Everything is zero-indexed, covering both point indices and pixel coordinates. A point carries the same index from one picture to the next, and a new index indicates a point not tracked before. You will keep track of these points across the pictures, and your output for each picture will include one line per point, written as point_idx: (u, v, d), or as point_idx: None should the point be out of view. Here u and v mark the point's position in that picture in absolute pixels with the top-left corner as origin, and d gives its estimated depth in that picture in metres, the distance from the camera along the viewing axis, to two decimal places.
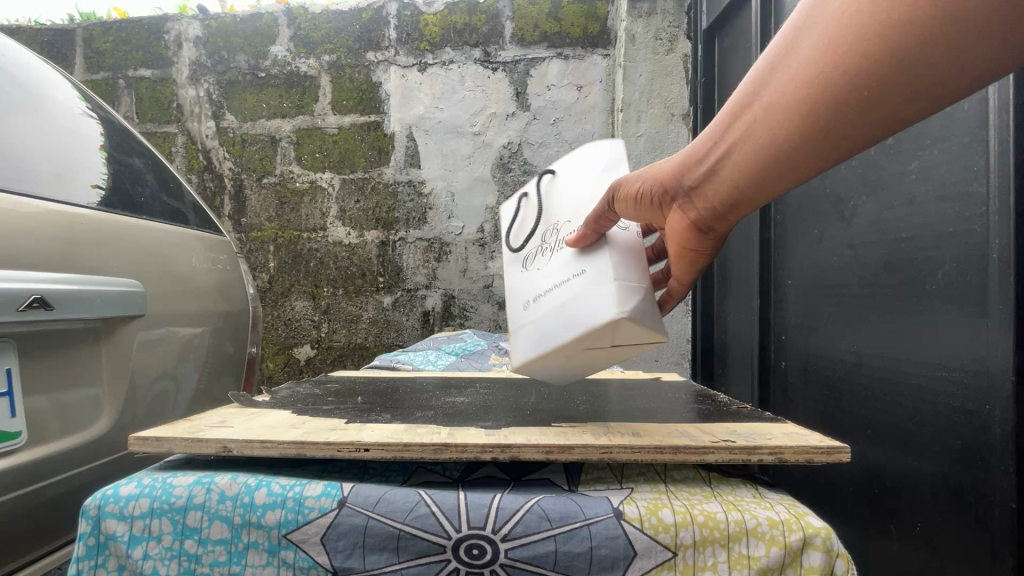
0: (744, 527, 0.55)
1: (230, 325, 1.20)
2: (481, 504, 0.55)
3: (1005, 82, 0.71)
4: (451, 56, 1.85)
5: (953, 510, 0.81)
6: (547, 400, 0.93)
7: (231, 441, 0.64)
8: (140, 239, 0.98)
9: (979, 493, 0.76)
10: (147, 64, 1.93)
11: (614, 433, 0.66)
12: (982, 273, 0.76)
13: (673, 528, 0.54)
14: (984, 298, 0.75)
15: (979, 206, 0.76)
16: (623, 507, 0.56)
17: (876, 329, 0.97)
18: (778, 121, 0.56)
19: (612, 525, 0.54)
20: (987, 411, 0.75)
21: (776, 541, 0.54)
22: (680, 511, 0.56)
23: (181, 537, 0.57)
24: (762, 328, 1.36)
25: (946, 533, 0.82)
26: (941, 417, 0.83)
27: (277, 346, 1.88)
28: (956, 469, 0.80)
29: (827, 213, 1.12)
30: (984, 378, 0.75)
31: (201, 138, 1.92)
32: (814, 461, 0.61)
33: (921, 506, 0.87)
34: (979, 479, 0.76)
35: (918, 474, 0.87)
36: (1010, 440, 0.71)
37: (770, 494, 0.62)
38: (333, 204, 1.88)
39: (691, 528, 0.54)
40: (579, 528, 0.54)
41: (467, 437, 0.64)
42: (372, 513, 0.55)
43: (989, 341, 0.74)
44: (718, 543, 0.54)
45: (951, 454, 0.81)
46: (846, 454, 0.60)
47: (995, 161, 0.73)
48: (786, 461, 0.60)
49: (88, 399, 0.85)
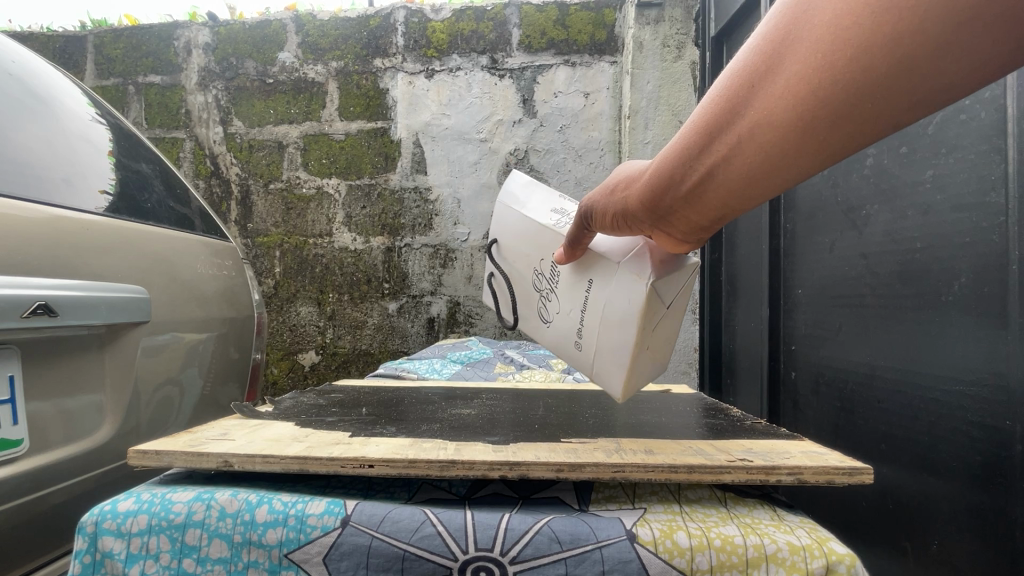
0: (764, 552, 0.53)
1: (235, 333, 1.19)
2: (489, 525, 0.54)
3: None
4: (459, 62, 1.85)
5: (973, 529, 0.79)
6: (553, 413, 0.92)
7: (233, 455, 0.63)
8: (146, 245, 0.98)
9: (1000, 510, 0.74)
10: (157, 70, 1.94)
11: (625, 451, 0.65)
12: (1003, 284, 0.74)
13: (688, 552, 0.53)
14: (1003, 310, 0.74)
15: (998, 217, 0.75)
16: (636, 529, 0.55)
17: (890, 342, 0.95)
18: (770, 141, 0.46)
19: (625, 548, 0.53)
20: (1008, 426, 0.73)
21: (797, 568, 0.52)
22: (696, 535, 0.54)
23: (179, 555, 0.56)
24: (772, 340, 1.35)
25: (964, 552, 0.80)
26: (959, 432, 0.81)
27: (282, 352, 1.88)
28: (974, 485, 0.78)
29: (838, 223, 1.11)
30: (1004, 392, 0.74)
31: (209, 144, 1.93)
32: (834, 482, 0.59)
33: (938, 524, 0.85)
34: (1001, 497, 0.74)
35: (935, 491, 0.85)
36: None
37: (788, 517, 0.60)
38: (339, 210, 1.87)
39: (707, 552, 0.53)
40: (591, 551, 0.53)
41: (475, 453, 0.63)
42: (377, 532, 0.54)
43: (1009, 354, 0.73)
44: (736, 569, 0.53)
45: (970, 470, 0.79)
46: (869, 476, 0.58)
47: (1014, 170, 0.72)
48: (805, 482, 0.59)
49: (91, 407, 0.84)
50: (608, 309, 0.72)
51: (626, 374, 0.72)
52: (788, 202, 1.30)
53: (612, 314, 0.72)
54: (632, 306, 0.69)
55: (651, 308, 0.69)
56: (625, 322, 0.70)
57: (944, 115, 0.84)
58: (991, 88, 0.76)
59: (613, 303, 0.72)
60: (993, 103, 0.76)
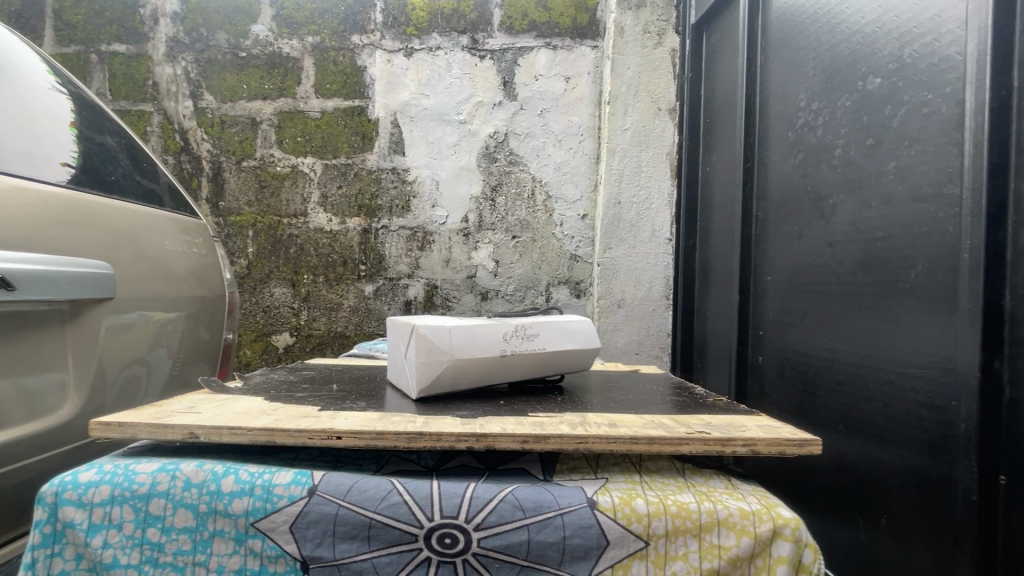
0: (716, 518, 0.61)
1: (207, 311, 1.17)
2: (454, 494, 0.61)
3: (981, 85, 0.74)
4: (438, 42, 1.83)
5: (918, 503, 0.83)
6: (523, 394, 0.94)
7: (198, 427, 0.65)
8: (107, 220, 0.95)
9: (945, 485, 0.78)
10: (121, 39, 1.86)
11: (589, 425, 0.70)
12: (953, 274, 0.78)
13: (645, 518, 0.61)
14: (953, 297, 0.77)
15: (953, 208, 0.78)
16: (597, 497, 0.62)
17: (850, 327, 0.99)
18: None
19: (585, 514, 0.61)
20: (953, 405, 0.77)
21: (746, 531, 0.60)
22: (653, 502, 0.62)
23: (143, 524, 0.62)
24: (741, 324, 1.39)
25: (910, 523, 0.85)
26: (910, 413, 0.85)
27: (255, 333, 1.85)
28: (923, 461, 0.83)
29: (807, 213, 1.14)
30: (950, 374, 0.78)
31: (177, 117, 1.86)
32: (785, 453, 0.65)
33: (889, 499, 0.89)
34: (944, 472, 0.79)
35: (887, 468, 0.90)
36: (973, 434, 0.73)
37: (742, 486, 0.69)
38: (314, 190, 1.84)
39: (663, 518, 0.61)
40: (552, 517, 0.60)
41: (442, 426, 0.67)
42: (344, 501, 0.60)
43: (958, 339, 0.76)
44: (690, 533, 0.61)
45: (919, 447, 0.83)
46: (816, 446, 0.65)
47: (970, 165, 0.75)
48: (758, 453, 0.65)
49: (55, 384, 0.82)
50: (457, 336, 0.84)
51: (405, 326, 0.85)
52: (759, 191, 1.33)
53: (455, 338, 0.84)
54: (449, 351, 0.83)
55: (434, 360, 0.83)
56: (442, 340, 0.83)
57: (907, 108, 0.87)
58: (951, 83, 0.79)
59: (462, 341, 0.85)
60: (953, 98, 0.78)
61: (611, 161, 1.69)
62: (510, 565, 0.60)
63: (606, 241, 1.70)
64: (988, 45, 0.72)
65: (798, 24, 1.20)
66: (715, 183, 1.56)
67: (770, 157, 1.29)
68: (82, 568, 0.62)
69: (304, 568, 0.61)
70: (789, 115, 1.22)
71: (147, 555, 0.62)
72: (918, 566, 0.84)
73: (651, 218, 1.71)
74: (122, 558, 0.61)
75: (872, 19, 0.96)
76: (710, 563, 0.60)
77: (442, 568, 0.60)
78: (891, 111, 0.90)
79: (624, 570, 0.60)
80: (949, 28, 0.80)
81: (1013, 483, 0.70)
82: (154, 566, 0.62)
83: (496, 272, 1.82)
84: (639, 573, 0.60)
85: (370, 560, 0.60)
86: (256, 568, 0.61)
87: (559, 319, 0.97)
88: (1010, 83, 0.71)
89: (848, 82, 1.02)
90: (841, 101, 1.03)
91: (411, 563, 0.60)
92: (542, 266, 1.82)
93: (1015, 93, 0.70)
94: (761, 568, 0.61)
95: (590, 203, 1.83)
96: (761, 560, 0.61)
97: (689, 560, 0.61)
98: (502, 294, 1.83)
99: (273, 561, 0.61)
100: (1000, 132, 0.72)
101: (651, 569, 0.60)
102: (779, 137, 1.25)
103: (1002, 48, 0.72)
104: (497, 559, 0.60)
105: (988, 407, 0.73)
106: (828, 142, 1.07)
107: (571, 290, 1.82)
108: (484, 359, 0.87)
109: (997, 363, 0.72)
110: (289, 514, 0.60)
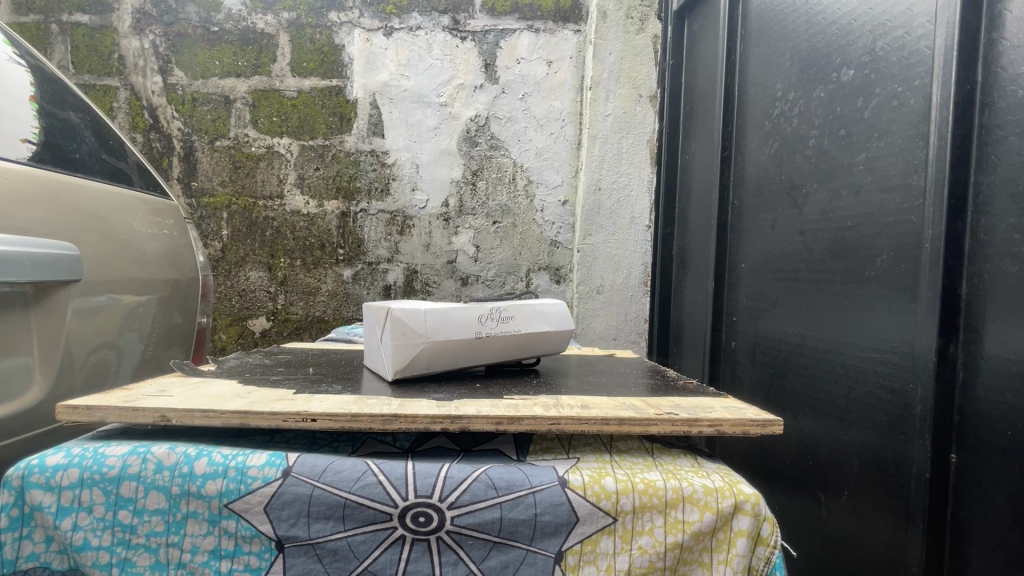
0: (682, 494, 0.63)
1: (179, 293, 1.14)
2: (428, 474, 0.61)
3: (947, 79, 0.75)
4: (418, 22, 1.79)
5: (877, 480, 0.87)
6: (499, 377, 0.94)
7: (170, 411, 0.64)
8: (74, 198, 0.92)
9: (900, 462, 0.82)
10: (84, 9, 1.77)
11: (562, 406, 0.71)
12: (915, 260, 0.80)
13: (614, 495, 0.62)
14: (915, 284, 0.80)
15: (917, 198, 0.80)
16: (568, 476, 0.63)
17: (818, 311, 1.02)
18: None
19: (557, 493, 0.62)
20: (911, 388, 0.80)
21: (710, 507, 0.62)
22: (622, 480, 0.63)
23: (113, 507, 0.61)
24: (715, 310, 1.41)
25: (869, 500, 0.89)
26: (872, 395, 0.88)
27: (230, 317, 1.81)
28: (881, 441, 0.86)
29: (780, 201, 1.16)
30: (910, 358, 0.80)
31: (146, 93, 1.79)
32: (749, 433, 0.67)
33: (850, 478, 0.93)
34: (901, 450, 0.82)
35: (848, 447, 0.93)
36: (929, 416, 0.76)
37: (707, 464, 0.71)
38: (290, 171, 1.80)
39: (631, 495, 0.62)
40: (525, 496, 0.61)
41: (418, 408, 0.67)
42: (318, 482, 0.60)
43: (917, 324, 0.79)
44: (656, 509, 0.62)
45: (878, 427, 0.87)
46: (779, 426, 0.67)
47: (934, 156, 0.77)
48: (723, 433, 0.67)
49: (19, 368, 0.79)
50: (435, 318, 0.84)
51: (382, 310, 0.85)
52: (736, 179, 1.35)
53: (434, 320, 0.84)
54: (425, 332, 0.83)
55: (412, 342, 0.83)
56: (419, 322, 0.83)
57: (879, 100, 0.88)
58: (920, 76, 0.81)
59: (441, 324, 0.85)
60: (922, 91, 0.80)
61: (592, 148, 1.69)
62: (482, 542, 0.61)
63: (587, 227, 1.71)
64: (955, 40, 0.74)
65: (776, 13, 1.20)
66: (693, 171, 1.57)
67: (747, 146, 1.30)
68: (51, 551, 0.61)
69: (279, 548, 0.61)
70: (766, 104, 1.23)
71: (119, 538, 0.61)
72: (874, 540, 0.87)
73: (631, 205, 1.72)
74: (93, 540, 0.60)
75: (847, 11, 0.97)
76: (674, 537, 0.62)
77: (415, 546, 0.60)
78: (863, 102, 0.92)
79: (593, 545, 0.62)
80: (919, 22, 0.81)
81: (965, 459, 0.74)
82: (126, 548, 0.61)
83: (476, 258, 1.82)
84: (606, 548, 0.62)
85: (345, 540, 0.60)
86: (231, 549, 0.61)
87: (534, 302, 0.97)
88: (974, 79, 0.74)
89: (823, 73, 1.03)
90: (816, 92, 1.05)
91: (386, 541, 0.60)
92: (523, 252, 1.82)
93: (978, 89, 0.73)
94: (723, 541, 0.63)
95: (571, 189, 1.83)
96: (723, 534, 0.62)
97: (655, 536, 0.62)
98: (483, 279, 1.82)
99: (249, 542, 0.61)
100: (964, 127, 0.75)
101: (619, 544, 0.62)
102: (756, 126, 1.27)
103: (968, 44, 0.74)
104: (469, 537, 0.61)
105: (942, 389, 0.76)
106: (802, 132, 1.08)
107: (551, 276, 1.83)
108: (462, 342, 0.87)
109: (952, 348, 0.75)
110: (263, 495, 0.60)
